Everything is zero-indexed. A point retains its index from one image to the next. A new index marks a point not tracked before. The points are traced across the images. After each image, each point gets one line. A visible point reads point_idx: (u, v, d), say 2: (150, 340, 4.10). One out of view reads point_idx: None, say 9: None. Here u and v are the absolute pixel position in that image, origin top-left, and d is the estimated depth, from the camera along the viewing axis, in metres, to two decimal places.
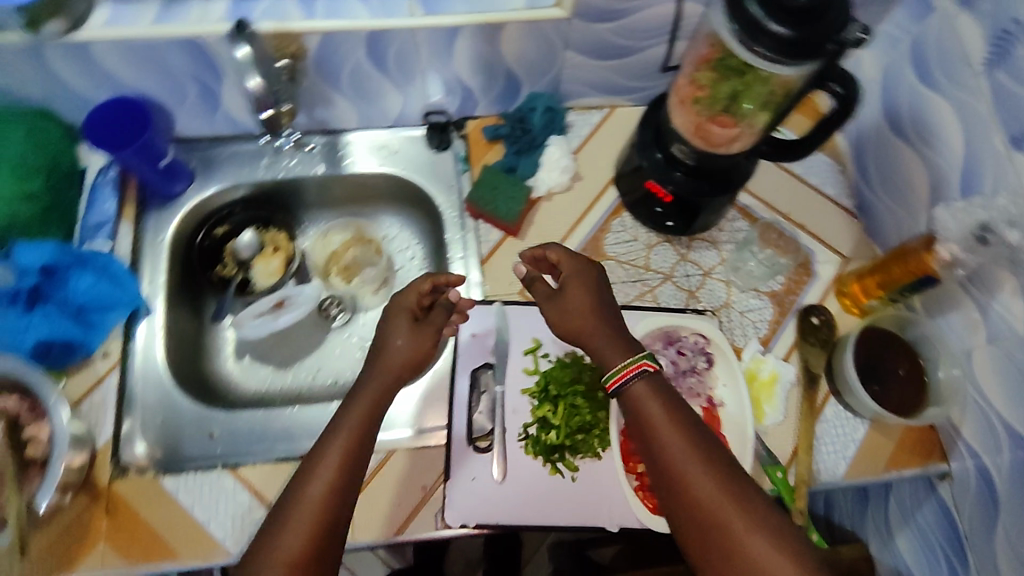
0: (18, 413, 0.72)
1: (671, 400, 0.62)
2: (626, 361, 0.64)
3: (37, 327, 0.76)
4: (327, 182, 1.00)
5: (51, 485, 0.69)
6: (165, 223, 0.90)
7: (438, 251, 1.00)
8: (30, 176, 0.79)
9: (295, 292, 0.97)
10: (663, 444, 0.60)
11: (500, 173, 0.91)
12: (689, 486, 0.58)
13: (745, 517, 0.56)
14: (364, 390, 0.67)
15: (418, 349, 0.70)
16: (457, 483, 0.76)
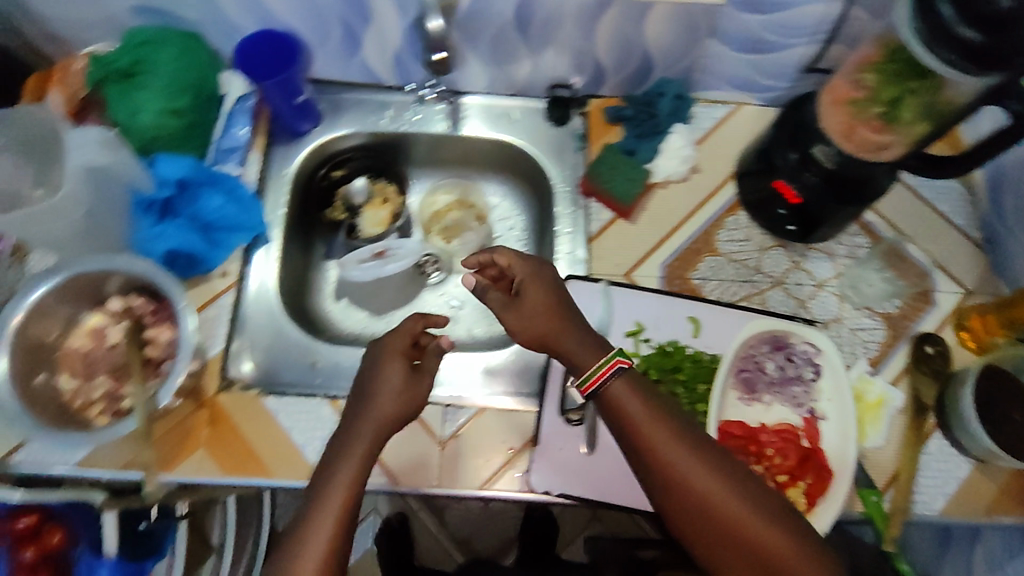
0: (143, 314, 0.78)
1: (647, 393, 0.62)
2: (600, 362, 0.63)
3: (170, 238, 0.78)
4: (443, 142, 1.00)
5: (171, 389, 0.71)
6: (291, 157, 0.93)
7: (543, 226, 0.99)
8: (183, 94, 0.79)
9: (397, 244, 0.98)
10: (649, 441, 0.60)
11: (620, 155, 0.89)
12: (689, 484, 0.58)
13: (749, 506, 0.58)
14: (378, 394, 0.67)
15: (410, 389, 0.68)
16: (546, 449, 0.76)
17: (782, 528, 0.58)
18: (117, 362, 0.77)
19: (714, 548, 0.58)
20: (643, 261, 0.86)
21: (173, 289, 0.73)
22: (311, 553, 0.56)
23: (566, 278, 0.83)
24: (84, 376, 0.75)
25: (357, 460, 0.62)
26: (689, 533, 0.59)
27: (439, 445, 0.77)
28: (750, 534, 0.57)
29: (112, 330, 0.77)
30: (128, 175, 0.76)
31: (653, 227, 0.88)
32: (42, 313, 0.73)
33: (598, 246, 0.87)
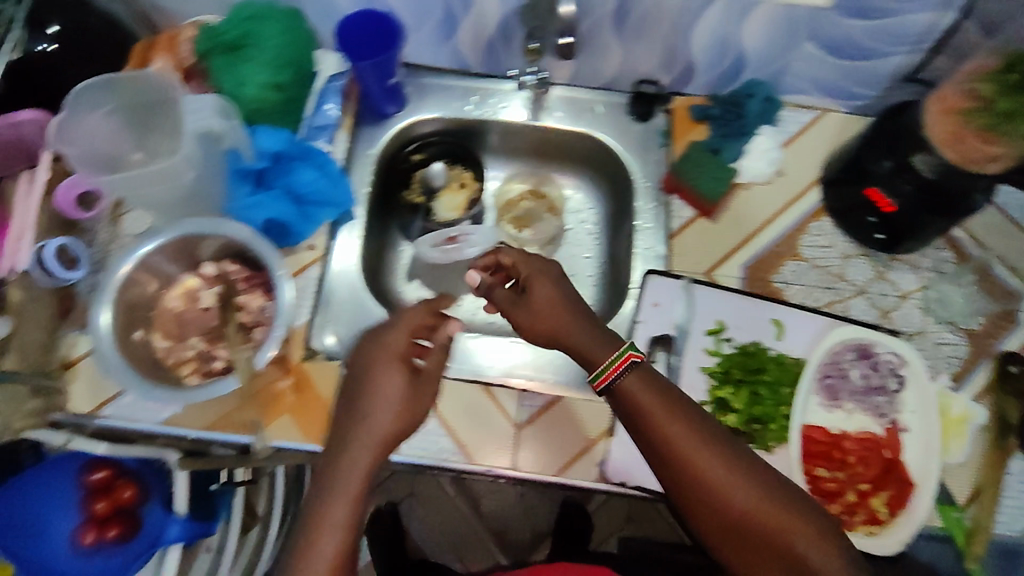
0: (235, 280, 0.80)
1: (659, 386, 0.65)
2: (613, 357, 0.67)
3: (266, 209, 0.79)
4: (522, 131, 0.99)
5: (269, 351, 0.72)
6: (377, 138, 0.94)
7: (619, 222, 0.97)
8: (287, 69, 0.79)
9: (470, 230, 0.96)
10: (665, 433, 0.62)
11: (706, 153, 0.88)
12: (706, 479, 0.61)
13: (767, 498, 0.61)
14: (374, 396, 0.67)
15: (410, 400, 0.68)
16: (624, 440, 0.77)
17: (800, 520, 0.60)
18: (209, 324, 0.78)
19: (735, 542, 0.61)
20: (724, 261, 0.86)
21: (272, 258, 0.75)
22: (327, 539, 0.58)
23: (648, 272, 0.83)
24: (176, 338, 0.77)
25: (366, 458, 0.63)
26: (708, 527, 0.62)
27: (516, 428, 0.78)
28: (768, 526, 0.60)
29: (205, 294, 0.79)
30: (234, 143, 0.76)
31: (735, 228, 0.87)
32: (143, 272, 0.75)
33: (679, 243, 0.87)
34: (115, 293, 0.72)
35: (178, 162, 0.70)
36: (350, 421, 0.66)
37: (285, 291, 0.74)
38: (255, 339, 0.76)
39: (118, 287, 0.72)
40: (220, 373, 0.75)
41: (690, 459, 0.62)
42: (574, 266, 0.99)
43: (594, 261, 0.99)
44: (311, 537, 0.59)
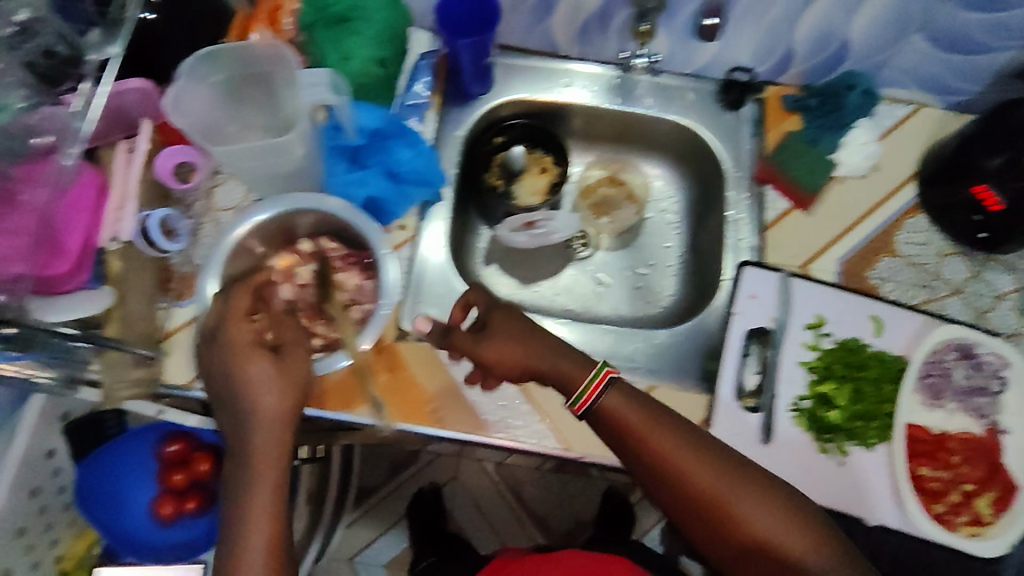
0: (332, 255, 0.80)
1: (641, 401, 0.67)
2: (594, 375, 0.68)
3: (366, 185, 0.79)
4: (607, 117, 0.96)
5: (377, 326, 0.74)
6: (463, 120, 0.91)
7: (705, 211, 0.95)
8: (390, 43, 0.78)
9: (548, 216, 0.94)
10: (653, 447, 0.64)
11: (804, 144, 0.86)
12: (698, 488, 0.63)
13: (753, 495, 0.63)
14: (261, 390, 0.62)
15: (289, 376, 0.63)
16: (720, 433, 0.76)
17: (783, 513, 0.63)
18: (306, 300, 0.77)
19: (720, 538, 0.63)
20: (819, 255, 0.84)
21: (374, 236, 0.75)
22: (257, 533, 0.59)
23: (743, 263, 0.82)
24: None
25: (269, 456, 0.61)
26: (695, 523, 0.65)
27: None
28: (749, 522, 0.62)
29: (301, 270, 0.78)
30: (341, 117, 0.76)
31: (830, 222, 0.85)
32: (245, 247, 0.75)
33: (773, 235, 0.85)
34: (223, 265, 0.72)
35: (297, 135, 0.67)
36: (240, 409, 0.62)
37: (389, 266, 0.75)
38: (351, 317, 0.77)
39: (223, 264, 0.72)
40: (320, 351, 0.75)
41: (671, 462, 0.64)
42: (653, 254, 0.99)
43: (676, 250, 0.98)
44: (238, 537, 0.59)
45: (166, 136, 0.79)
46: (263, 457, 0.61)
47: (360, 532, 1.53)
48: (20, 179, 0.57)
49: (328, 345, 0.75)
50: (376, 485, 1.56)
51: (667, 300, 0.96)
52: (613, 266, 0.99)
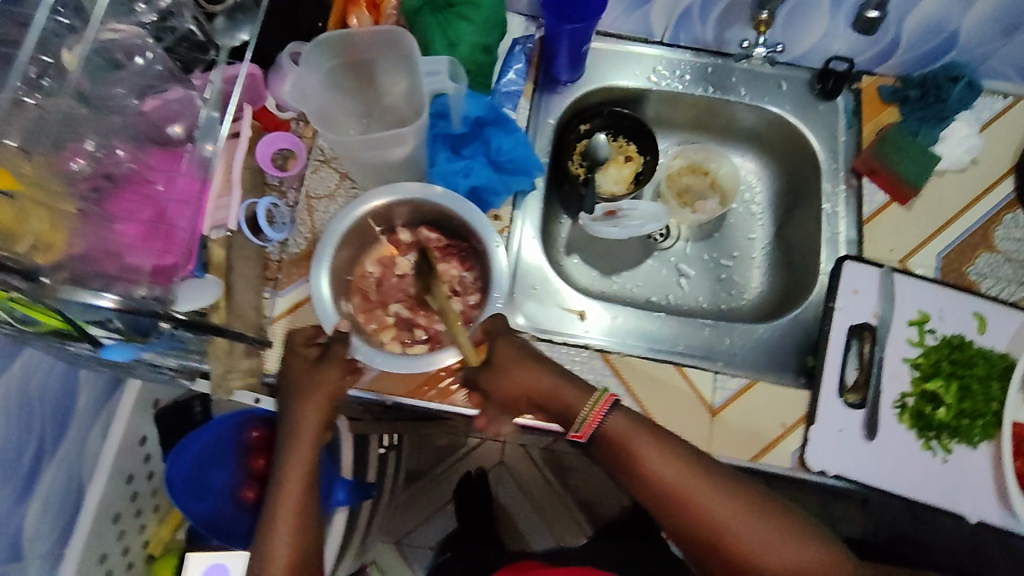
0: (431, 245, 0.79)
1: (645, 423, 0.67)
2: (592, 404, 0.67)
3: (470, 175, 0.79)
4: (696, 104, 0.95)
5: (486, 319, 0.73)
6: (555, 107, 0.90)
7: (794, 202, 0.95)
8: (495, 30, 0.78)
9: (629, 206, 0.93)
10: (653, 471, 0.65)
11: (906, 135, 0.84)
12: (697, 511, 0.64)
13: (732, 504, 0.64)
14: (309, 395, 0.68)
15: (325, 383, 0.68)
16: (823, 428, 0.76)
17: (760, 520, 0.64)
18: (406, 291, 0.78)
19: (699, 543, 0.65)
20: (919, 249, 0.83)
21: (482, 225, 0.75)
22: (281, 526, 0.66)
23: (843, 257, 0.81)
24: (377, 301, 0.77)
25: (300, 462, 0.67)
26: (675, 527, 0.66)
27: (711, 412, 0.77)
28: (725, 529, 0.63)
29: (401, 260, 0.79)
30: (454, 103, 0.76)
31: (929, 216, 0.84)
32: (348, 237, 0.75)
33: (872, 229, 0.84)
34: (330, 257, 0.73)
35: (412, 130, 0.68)
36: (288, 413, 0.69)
37: (497, 253, 0.74)
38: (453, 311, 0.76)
39: (331, 257, 0.73)
40: (422, 344, 0.75)
41: (649, 472, 0.66)
42: (737, 246, 0.98)
43: (761, 242, 0.97)
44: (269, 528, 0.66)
45: (266, 122, 0.78)
46: (299, 464, 0.67)
47: (399, 519, 1.43)
48: (159, 168, 0.54)
49: (430, 337, 0.75)
50: (417, 471, 1.44)
51: (754, 292, 0.95)
52: (696, 257, 0.97)
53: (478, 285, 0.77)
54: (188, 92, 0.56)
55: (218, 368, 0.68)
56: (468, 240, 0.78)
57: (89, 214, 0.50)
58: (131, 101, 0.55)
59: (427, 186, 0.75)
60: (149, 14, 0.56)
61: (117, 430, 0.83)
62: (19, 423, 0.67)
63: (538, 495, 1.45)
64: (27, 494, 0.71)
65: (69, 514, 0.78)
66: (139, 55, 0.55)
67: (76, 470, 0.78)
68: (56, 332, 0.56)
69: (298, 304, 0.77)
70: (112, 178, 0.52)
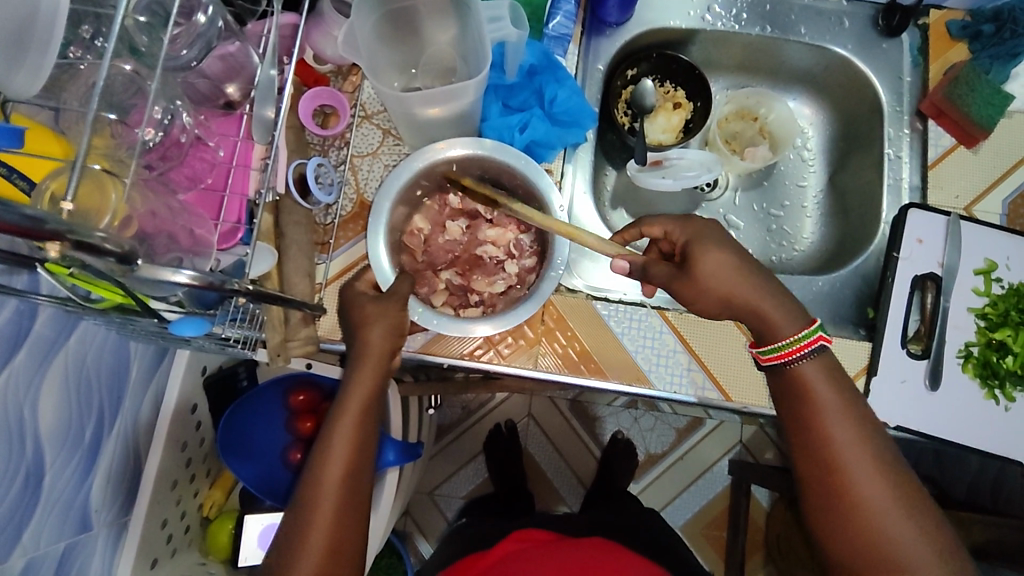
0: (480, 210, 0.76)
1: (840, 386, 0.58)
2: (803, 334, 0.57)
3: (526, 129, 0.76)
4: (750, 44, 0.91)
5: (547, 285, 0.70)
6: (604, 51, 0.87)
7: (851, 147, 0.91)
8: None
9: (675, 154, 0.88)
10: (825, 430, 0.56)
11: (978, 72, 0.80)
12: (854, 494, 0.54)
13: (901, 510, 0.54)
14: (373, 325, 0.63)
15: (388, 314, 0.64)
16: (887, 381, 0.74)
17: (930, 549, 0.53)
18: (455, 253, 0.76)
19: (841, 536, 0.55)
20: (985, 195, 0.81)
21: (543, 184, 0.71)
22: (331, 479, 0.58)
23: (908, 205, 0.79)
24: (424, 261, 0.75)
25: (358, 405, 0.61)
26: (818, 506, 0.57)
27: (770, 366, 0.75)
28: (888, 541, 0.53)
29: (452, 225, 0.76)
30: (513, 48, 0.72)
31: (997, 159, 0.81)
32: (403, 197, 0.73)
33: (936, 175, 0.82)
34: (387, 214, 0.70)
35: (474, 82, 0.65)
36: (353, 344, 0.64)
37: (556, 212, 0.71)
38: (508, 272, 0.75)
39: (387, 214, 0.71)
40: (476, 307, 0.73)
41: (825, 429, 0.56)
42: (787, 195, 0.95)
43: (813, 190, 0.95)
44: (313, 494, 0.57)
45: (306, 78, 0.76)
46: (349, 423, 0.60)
47: (431, 471, 1.40)
48: (219, 133, 0.54)
49: (484, 302, 0.73)
50: (446, 426, 1.42)
51: (805, 243, 0.93)
52: (745, 206, 0.94)
53: (535, 249, 0.75)
54: (244, 47, 0.53)
55: (276, 338, 0.67)
56: (524, 199, 0.75)
57: (155, 182, 0.47)
58: (191, 62, 0.50)
59: (477, 141, 0.71)
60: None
61: (168, 399, 0.82)
62: (78, 398, 0.66)
63: (570, 449, 1.42)
64: (92, 466, 0.71)
65: (129, 483, 0.78)
66: (199, 12, 0.50)
67: (132, 440, 0.77)
68: (118, 306, 0.53)
69: (347, 269, 0.74)
70: (179, 145, 0.49)
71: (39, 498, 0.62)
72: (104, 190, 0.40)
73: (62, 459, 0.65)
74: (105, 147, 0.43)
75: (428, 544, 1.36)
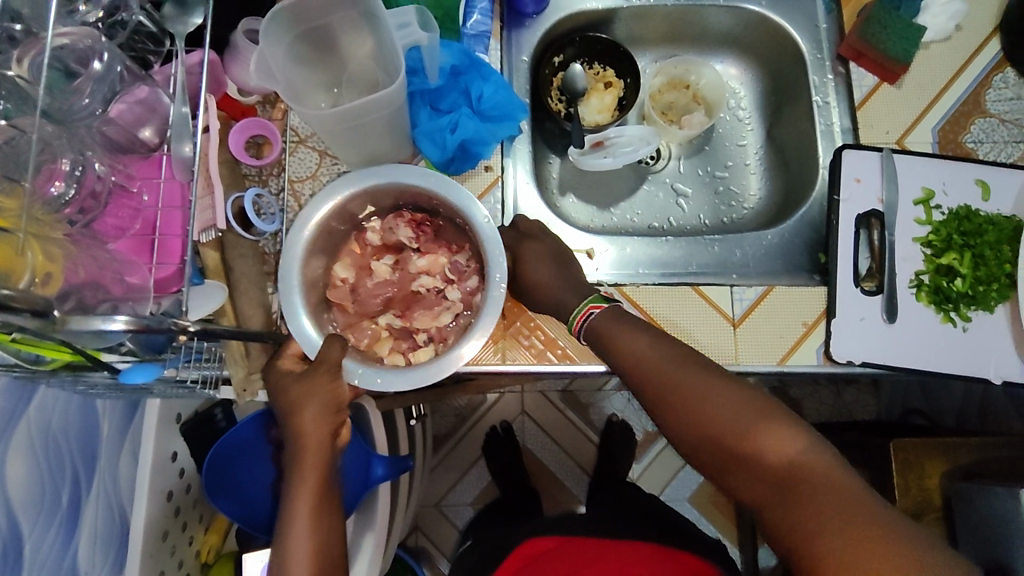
0: (405, 243, 0.72)
1: (630, 320, 0.65)
2: (579, 310, 0.68)
3: (457, 129, 0.77)
4: (667, 14, 0.92)
5: (496, 306, 0.67)
6: (526, 43, 0.88)
7: (783, 100, 0.93)
8: None
9: (614, 133, 0.89)
10: (626, 354, 0.63)
11: (888, 9, 0.82)
12: (676, 397, 0.58)
13: (720, 392, 0.57)
14: (305, 407, 0.62)
15: (318, 394, 0.62)
16: (847, 321, 0.76)
17: (760, 414, 0.55)
18: (389, 295, 0.71)
19: (691, 439, 0.57)
20: (914, 126, 0.83)
21: (464, 198, 0.69)
22: (298, 564, 0.59)
23: (842, 147, 0.80)
24: (357, 312, 0.70)
25: (311, 488, 0.61)
26: (672, 432, 0.59)
27: (732, 325, 0.75)
28: (721, 425, 0.55)
29: (378, 265, 0.72)
30: (428, 53, 0.72)
31: (920, 90, 0.83)
32: (317, 247, 0.69)
33: (866, 114, 0.84)
34: (300, 272, 0.67)
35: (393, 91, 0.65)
36: (289, 432, 0.63)
37: (483, 224, 0.69)
38: (452, 300, 0.70)
39: (299, 274, 0.67)
40: (427, 347, 0.69)
41: (637, 366, 0.62)
42: (729, 156, 0.96)
43: (753, 147, 0.96)
44: None
45: (230, 111, 0.75)
46: (304, 510, 0.60)
47: (434, 484, 1.40)
48: (140, 178, 0.54)
49: (433, 338, 0.70)
50: (442, 436, 1.42)
51: (753, 200, 0.94)
52: (690, 174, 0.96)
53: (474, 267, 0.71)
54: (154, 89, 0.54)
55: (240, 372, 0.68)
56: (449, 217, 0.72)
57: (81, 236, 0.48)
58: (95, 110, 0.50)
59: (374, 173, 0.69)
60: (95, 13, 0.53)
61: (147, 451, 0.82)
62: (48, 465, 0.65)
63: (569, 441, 1.42)
64: (75, 530, 0.70)
65: (118, 541, 0.77)
66: (96, 59, 0.49)
67: (114, 498, 0.77)
68: (68, 364, 0.53)
69: None
70: (97, 195, 0.49)
71: (23, 568, 0.62)
72: (20, 248, 0.42)
73: (41, 528, 0.65)
74: (17, 204, 0.43)
75: (446, 560, 1.36)
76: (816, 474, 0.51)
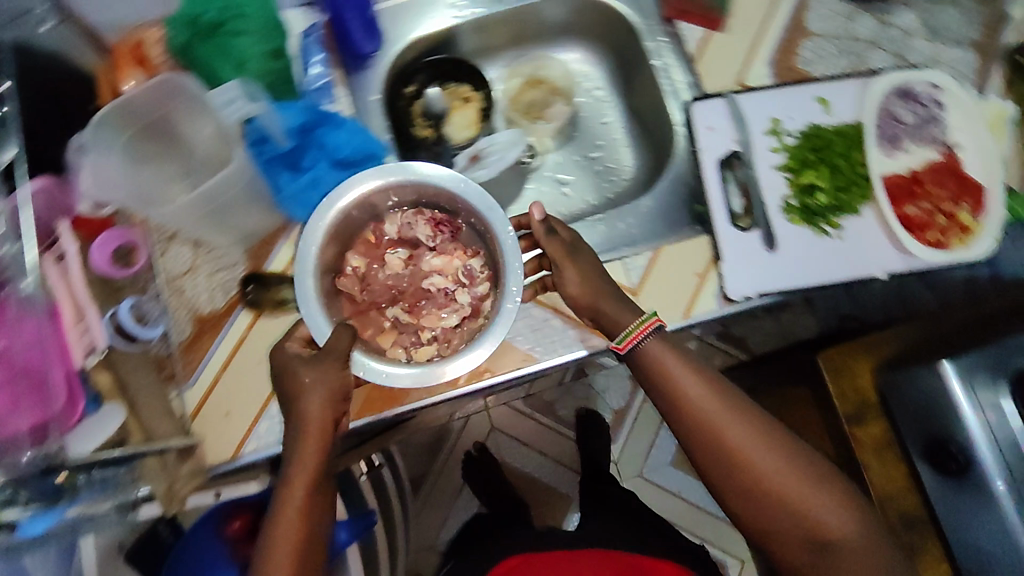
0: (416, 241, 0.75)
1: (683, 353, 0.68)
2: (639, 321, 0.68)
3: (321, 184, 0.79)
4: (501, 22, 0.95)
5: (508, 315, 0.66)
6: (372, 82, 0.90)
7: (629, 72, 0.98)
8: (279, 32, 0.76)
9: (484, 142, 0.88)
10: (681, 393, 0.65)
11: None
12: (731, 445, 0.64)
13: (767, 446, 0.64)
14: (310, 393, 0.62)
15: (325, 383, 0.61)
16: (734, 259, 0.79)
17: (801, 472, 0.64)
18: (400, 288, 0.74)
19: (732, 482, 0.64)
20: (750, 65, 0.88)
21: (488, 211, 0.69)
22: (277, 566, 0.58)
23: (690, 101, 0.85)
24: (366, 301, 0.72)
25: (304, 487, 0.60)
26: (711, 468, 0.65)
27: (633, 293, 0.78)
28: (768, 479, 0.63)
29: (391, 257, 0.75)
30: (267, 121, 0.73)
31: (745, 30, 0.89)
32: (333, 235, 0.70)
33: (703, 65, 0.89)
34: (315, 281, 0.66)
35: None
36: (291, 418, 0.62)
37: (506, 240, 0.68)
38: (461, 303, 0.73)
39: (315, 256, 0.67)
40: (430, 344, 0.71)
41: (692, 410, 0.65)
42: (597, 136, 1.00)
43: (616, 122, 1.00)
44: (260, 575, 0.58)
45: (87, 229, 0.68)
46: (296, 501, 0.60)
47: (423, 528, 1.38)
48: None
49: (438, 337, 0.71)
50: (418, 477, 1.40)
51: (629, 171, 0.98)
52: (564, 163, 0.99)
53: (487, 275, 0.74)
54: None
55: (161, 487, 0.66)
56: (467, 219, 0.74)
57: None
58: None
59: (367, 179, 0.69)
60: None
61: None
62: None
63: (542, 445, 1.43)
64: None
65: None
66: None
67: None
68: None
69: (206, 397, 0.72)
70: None
71: None
72: None
73: None
74: None
75: None
76: (848, 531, 0.62)
